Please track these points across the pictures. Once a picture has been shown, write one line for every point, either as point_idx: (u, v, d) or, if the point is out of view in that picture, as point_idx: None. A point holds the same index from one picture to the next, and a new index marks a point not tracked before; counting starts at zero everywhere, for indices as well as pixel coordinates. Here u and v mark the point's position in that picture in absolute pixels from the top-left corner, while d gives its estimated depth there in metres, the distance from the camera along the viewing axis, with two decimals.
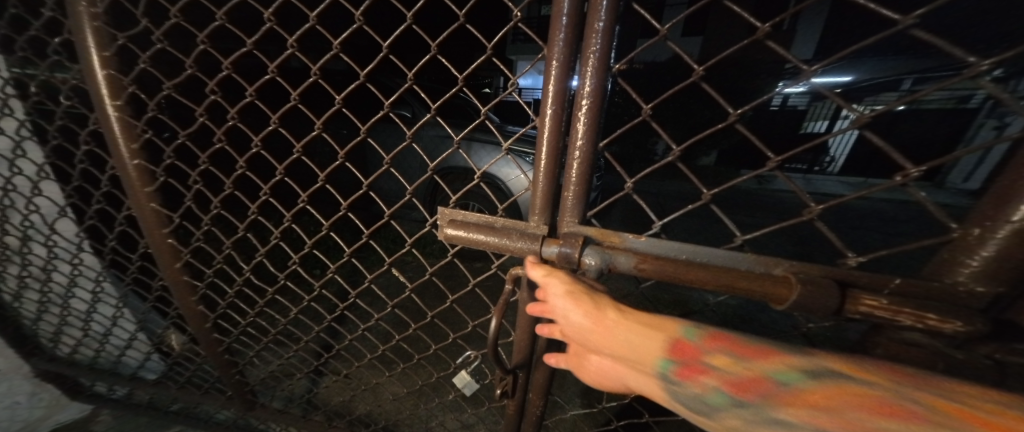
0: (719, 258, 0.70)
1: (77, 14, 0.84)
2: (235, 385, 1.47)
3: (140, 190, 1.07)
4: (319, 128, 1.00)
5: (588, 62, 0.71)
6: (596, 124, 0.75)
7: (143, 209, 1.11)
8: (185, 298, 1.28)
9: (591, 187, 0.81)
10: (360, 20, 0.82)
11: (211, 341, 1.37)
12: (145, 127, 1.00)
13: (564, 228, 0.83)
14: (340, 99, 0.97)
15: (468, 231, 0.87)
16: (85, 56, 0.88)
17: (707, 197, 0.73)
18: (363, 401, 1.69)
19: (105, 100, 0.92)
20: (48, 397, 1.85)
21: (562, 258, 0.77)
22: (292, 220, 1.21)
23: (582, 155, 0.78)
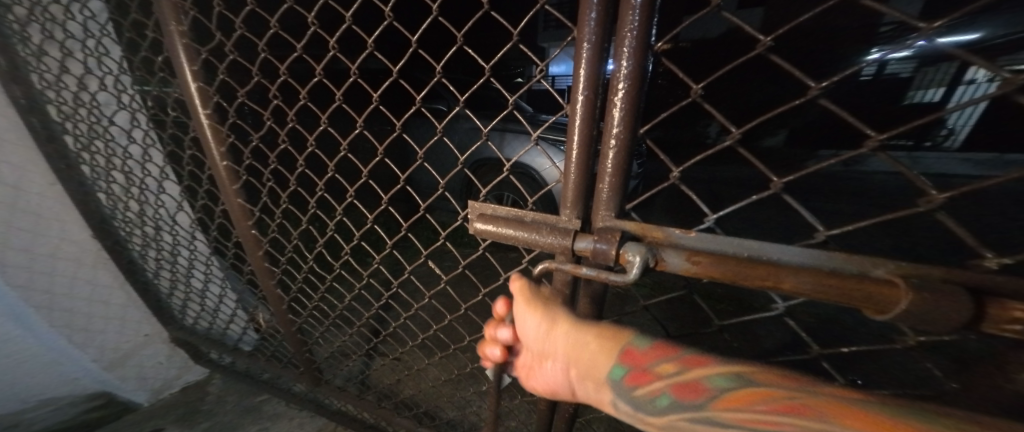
0: (783, 255, 0.59)
1: (170, 34, 1.01)
2: (304, 362, 1.64)
3: (229, 187, 1.25)
4: (359, 125, 1.05)
5: (622, 42, 0.61)
6: (634, 110, 0.66)
7: (232, 203, 1.30)
8: (266, 281, 1.46)
9: (630, 179, 0.73)
10: (389, 16, 0.83)
11: (285, 321, 1.54)
12: (229, 132, 1.17)
13: (599, 222, 0.77)
14: (376, 95, 1.00)
15: (497, 226, 0.82)
16: (181, 72, 1.05)
17: (776, 187, 0.57)
18: (409, 386, 1.81)
19: (199, 110, 1.10)
20: (179, 359, 2.34)
21: (597, 255, 0.70)
22: (342, 213, 1.30)
23: (619, 143, 0.70)
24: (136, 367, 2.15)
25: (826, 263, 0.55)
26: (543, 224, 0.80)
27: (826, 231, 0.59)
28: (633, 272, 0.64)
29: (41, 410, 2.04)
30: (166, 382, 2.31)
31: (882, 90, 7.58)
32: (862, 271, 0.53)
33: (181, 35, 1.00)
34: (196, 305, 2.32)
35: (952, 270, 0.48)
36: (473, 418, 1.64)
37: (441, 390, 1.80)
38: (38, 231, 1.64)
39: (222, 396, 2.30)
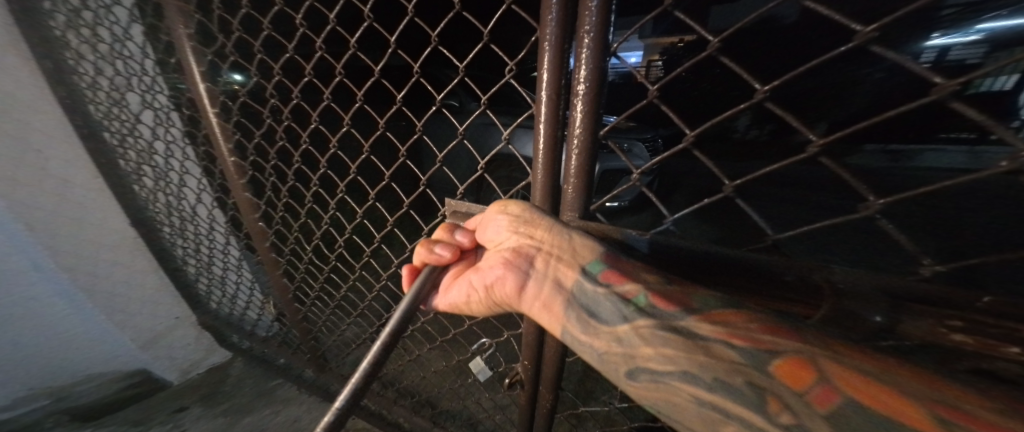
0: (717, 254, 0.70)
1: (180, 38, 1.14)
2: (310, 349, 1.74)
3: (236, 182, 1.36)
4: (346, 123, 1.13)
5: (580, 46, 0.67)
6: (593, 112, 0.72)
7: (239, 196, 1.41)
8: (273, 273, 1.55)
9: (592, 179, 0.79)
10: (368, 16, 0.86)
11: (292, 310, 1.64)
12: (234, 130, 1.29)
13: (566, 223, 0.85)
14: (360, 94, 1.08)
15: (469, 222, 0.95)
16: (191, 73, 1.19)
17: (728, 190, 0.66)
18: (412, 372, 1.90)
19: (209, 110, 1.23)
20: (205, 342, 2.52)
21: (557, 251, 0.81)
22: (337, 209, 1.35)
23: (581, 143, 0.75)
24: (168, 348, 2.34)
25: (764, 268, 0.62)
26: (511, 224, 0.87)
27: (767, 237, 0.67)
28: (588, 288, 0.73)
29: (85, 386, 2.24)
30: (193, 364, 2.50)
31: None
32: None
33: (188, 38, 1.14)
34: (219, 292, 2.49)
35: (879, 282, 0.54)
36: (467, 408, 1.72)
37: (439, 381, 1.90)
38: (84, 221, 1.81)
39: (242, 379, 2.49)
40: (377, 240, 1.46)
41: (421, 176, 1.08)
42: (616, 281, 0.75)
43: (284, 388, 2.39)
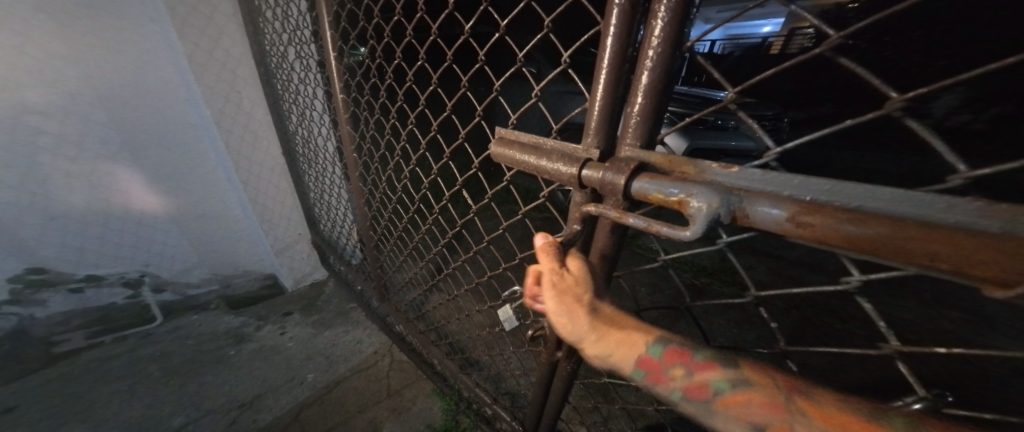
0: (864, 200, 0.43)
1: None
2: (376, 277, 1.95)
3: (343, 115, 1.62)
4: (420, 58, 1.21)
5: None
6: (684, 5, 0.55)
7: (343, 129, 1.66)
8: (358, 201, 1.79)
9: (666, 104, 0.63)
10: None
11: (368, 237, 1.86)
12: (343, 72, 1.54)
13: (623, 153, 0.68)
14: (434, 28, 1.14)
15: (512, 150, 0.85)
16: (323, 21, 1.46)
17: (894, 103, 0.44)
18: (457, 318, 2.09)
19: (331, 53, 1.49)
20: (312, 260, 3.08)
21: (604, 185, 0.64)
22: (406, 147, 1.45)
23: (657, 55, 0.59)
24: (288, 260, 2.90)
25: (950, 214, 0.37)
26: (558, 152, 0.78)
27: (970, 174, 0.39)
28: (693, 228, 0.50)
29: (239, 277, 3.01)
30: (300, 279, 3.06)
31: None
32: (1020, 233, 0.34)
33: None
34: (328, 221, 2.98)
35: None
36: (495, 363, 1.85)
37: (476, 332, 2.03)
38: (252, 143, 2.42)
39: (330, 297, 2.99)
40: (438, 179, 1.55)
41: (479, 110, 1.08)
42: (744, 219, 0.50)
43: (358, 312, 2.81)
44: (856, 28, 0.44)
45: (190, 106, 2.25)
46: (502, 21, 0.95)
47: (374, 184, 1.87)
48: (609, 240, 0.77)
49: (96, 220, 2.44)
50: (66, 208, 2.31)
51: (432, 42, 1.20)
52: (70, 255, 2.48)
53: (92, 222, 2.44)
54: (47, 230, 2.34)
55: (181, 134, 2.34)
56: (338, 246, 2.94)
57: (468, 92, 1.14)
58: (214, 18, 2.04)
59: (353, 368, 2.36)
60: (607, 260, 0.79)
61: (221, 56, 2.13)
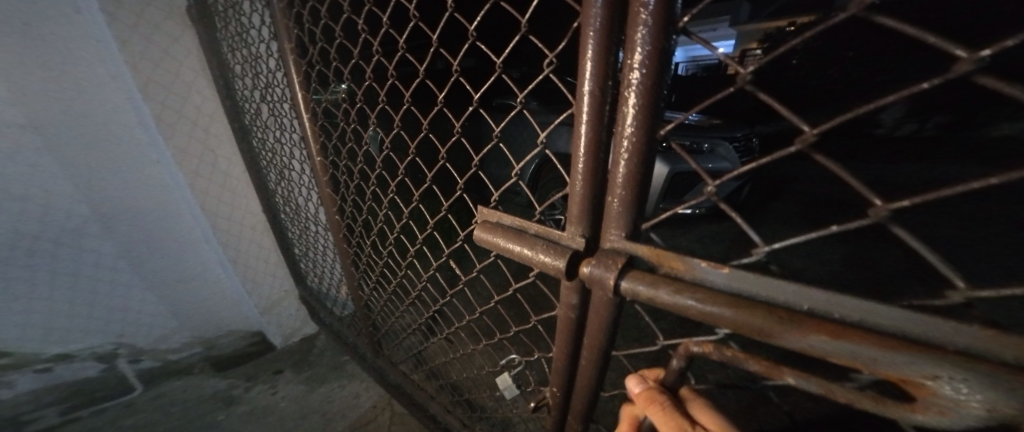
0: (851, 312, 0.55)
1: (287, 58, 1.45)
2: (369, 333, 1.94)
3: (321, 178, 1.64)
4: (395, 125, 1.22)
5: (634, 33, 0.65)
6: (649, 107, 0.69)
7: (323, 191, 1.67)
8: (344, 260, 1.79)
9: (641, 191, 0.76)
10: (434, 41, 1.05)
11: (357, 295, 1.86)
12: (319, 133, 1.56)
13: (608, 242, 0.82)
14: (407, 96, 1.16)
15: (500, 237, 0.96)
16: (294, 85, 1.50)
17: (879, 211, 0.49)
18: (458, 370, 2.07)
19: (304, 114, 1.52)
20: (302, 315, 3.00)
21: (595, 278, 0.79)
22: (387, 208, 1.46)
23: (630, 146, 0.73)
24: (276, 317, 2.83)
25: (957, 337, 0.48)
26: (544, 239, 0.91)
27: (967, 290, 0.47)
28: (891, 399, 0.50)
29: (224, 338, 2.88)
30: (291, 334, 3.00)
31: None
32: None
33: (291, 52, 1.44)
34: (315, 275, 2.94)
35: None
36: (502, 409, 1.84)
37: (481, 380, 2.04)
38: (233, 205, 2.40)
39: (323, 351, 2.89)
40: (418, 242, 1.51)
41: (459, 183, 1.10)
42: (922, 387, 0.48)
43: (354, 364, 2.73)
44: (825, 126, 0.53)
45: (163, 167, 2.22)
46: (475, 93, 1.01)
47: (359, 241, 1.86)
48: (605, 321, 0.85)
49: (62, 296, 2.30)
50: (26, 284, 2.17)
51: (406, 109, 1.21)
52: (36, 335, 2.31)
53: (58, 299, 2.29)
54: (8, 311, 2.18)
55: (155, 197, 2.29)
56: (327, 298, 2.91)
57: (446, 163, 1.15)
58: (180, 75, 2.03)
59: (352, 424, 2.27)
60: (602, 342, 0.88)
61: (191, 114, 2.11)
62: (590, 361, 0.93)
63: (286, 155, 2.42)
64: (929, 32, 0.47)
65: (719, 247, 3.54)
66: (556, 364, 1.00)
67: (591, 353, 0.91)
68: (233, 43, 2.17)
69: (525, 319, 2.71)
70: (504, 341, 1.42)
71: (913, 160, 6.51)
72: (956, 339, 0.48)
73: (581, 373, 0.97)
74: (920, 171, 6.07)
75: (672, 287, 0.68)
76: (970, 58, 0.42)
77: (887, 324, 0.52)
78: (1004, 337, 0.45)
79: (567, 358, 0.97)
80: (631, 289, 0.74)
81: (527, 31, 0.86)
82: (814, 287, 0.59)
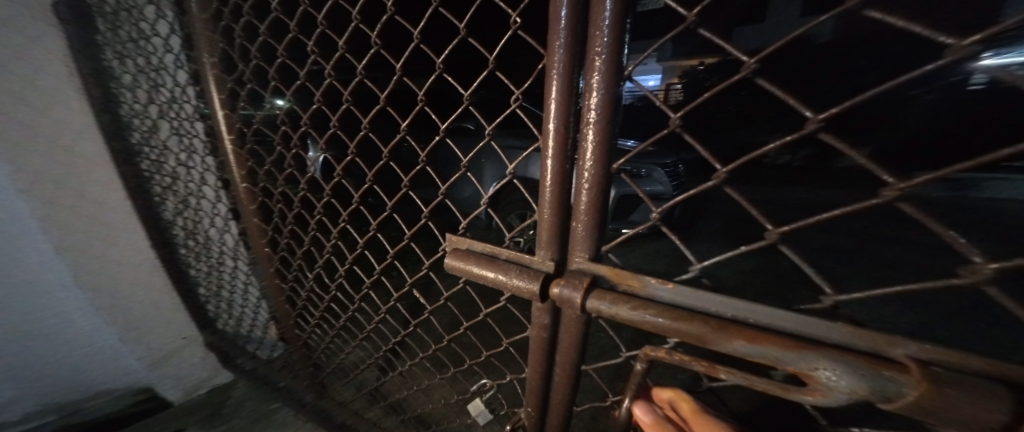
0: (766, 318, 0.68)
1: (206, 71, 1.29)
2: (309, 375, 1.78)
3: (248, 208, 1.47)
4: (349, 153, 1.13)
5: (591, 77, 0.73)
6: (606, 142, 0.76)
7: (250, 222, 1.50)
8: (277, 298, 1.63)
9: (602, 217, 0.83)
10: (398, 72, 0.97)
11: (293, 336, 1.71)
12: (248, 159, 1.40)
13: (574, 263, 0.88)
14: (365, 124, 1.08)
15: (470, 264, 0.97)
16: (214, 103, 1.33)
17: (773, 235, 0.65)
18: (422, 401, 1.97)
19: (226, 136, 1.36)
20: (211, 362, 2.57)
21: (564, 298, 0.84)
22: (336, 240, 1.34)
23: (590, 177, 0.79)
24: (175, 367, 2.39)
25: (836, 335, 0.62)
26: (515, 264, 0.94)
27: (834, 296, 0.63)
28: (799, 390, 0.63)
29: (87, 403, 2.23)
30: (199, 384, 2.56)
31: None
32: (878, 351, 0.59)
33: (213, 69, 1.28)
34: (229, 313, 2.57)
35: (983, 362, 0.52)
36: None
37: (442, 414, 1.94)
38: (112, 240, 1.92)
39: (243, 401, 2.51)
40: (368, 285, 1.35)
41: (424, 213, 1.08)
42: (815, 379, 0.61)
43: (283, 412, 2.40)
44: (733, 166, 0.69)
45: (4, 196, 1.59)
46: (441, 123, 0.98)
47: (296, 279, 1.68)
48: (575, 337, 0.90)
49: None
50: None
51: (363, 135, 1.14)
52: None
53: None
54: None
55: None
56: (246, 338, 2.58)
57: (410, 192, 1.12)
58: (33, 78, 1.58)
59: None
60: (575, 358, 0.93)
61: (48, 130, 1.65)
62: (563, 383, 0.97)
63: (194, 180, 2.09)
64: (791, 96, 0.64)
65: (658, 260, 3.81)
66: (530, 387, 1.03)
67: (563, 374, 0.96)
68: (119, 47, 1.83)
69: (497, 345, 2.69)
70: (473, 367, 1.41)
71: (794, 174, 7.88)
72: (835, 336, 0.62)
73: (557, 392, 1.00)
74: (799, 185, 7.36)
75: (632, 304, 0.77)
76: (816, 118, 0.58)
77: (791, 327, 0.66)
78: (864, 331, 0.60)
79: (545, 377, 1.01)
80: (595, 306, 0.81)
81: (495, 68, 0.87)
82: (738, 299, 0.71)
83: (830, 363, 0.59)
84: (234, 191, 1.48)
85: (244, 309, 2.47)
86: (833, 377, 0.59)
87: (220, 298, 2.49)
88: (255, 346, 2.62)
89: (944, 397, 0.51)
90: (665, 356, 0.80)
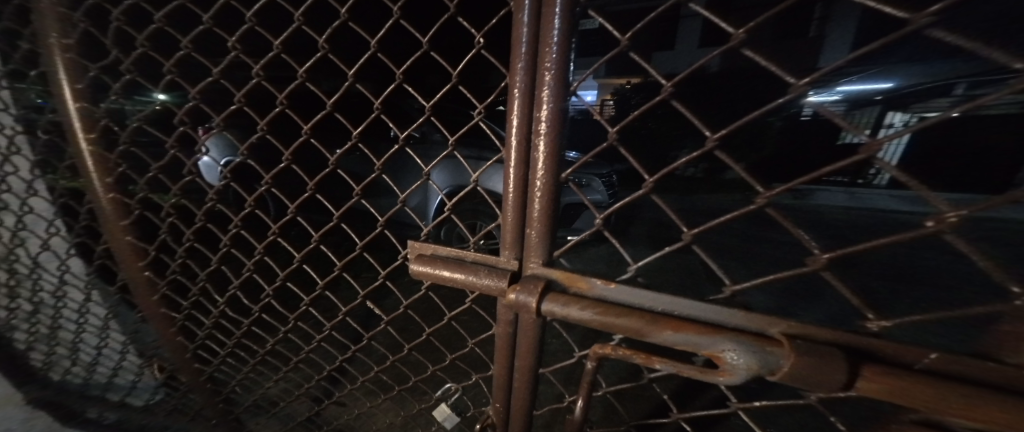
0: (683, 308, 0.62)
1: (50, 47, 0.99)
2: (218, 413, 1.56)
3: (116, 223, 1.17)
4: (284, 160, 0.93)
5: (543, 76, 0.65)
6: (554, 155, 0.69)
7: (119, 241, 1.20)
8: (165, 330, 1.35)
9: (556, 225, 0.74)
10: (350, 78, 0.84)
11: (191, 371, 1.44)
12: (117, 162, 1.13)
13: (528, 269, 0.77)
14: (306, 128, 0.90)
15: (437, 267, 0.82)
16: (59, 89, 1.04)
17: (687, 237, 0.63)
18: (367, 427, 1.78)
19: (80, 134, 1.07)
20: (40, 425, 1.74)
21: (520, 305, 0.72)
22: (261, 256, 1.11)
23: (543, 186, 0.71)
24: None
25: (730, 318, 0.58)
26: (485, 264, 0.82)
27: (733, 286, 0.60)
28: (721, 378, 0.56)
29: None
30: None
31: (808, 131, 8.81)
32: (760, 330, 0.55)
33: (62, 47, 0.99)
34: (67, 358, 1.83)
35: (848, 334, 0.49)
36: None
37: None
38: None
39: None
40: (306, 305, 1.17)
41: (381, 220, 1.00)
42: (721, 361, 0.55)
43: None
44: (658, 177, 0.68)
45: None
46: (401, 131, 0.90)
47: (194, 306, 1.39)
48: (533, 338, 0.83)
49: None
50: None
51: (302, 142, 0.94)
52: None
53: None
54: None
55: None
56: (107, 386, 1.88)
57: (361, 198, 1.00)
58: None
59: None
60: (530, 363, 0.86)
61: None
62: (524, 401, 0.91)
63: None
64: (697, 117, 0.68)
65: (600, 258, 3.92)
66: (495, 407, 0.97)
67: (526, 394, 0.91)
68: None
69: (464, 346, 2.42)
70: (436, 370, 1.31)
71: (711, 177, 8.95)
72: (732, 320, 0.58)
73: (514, 408, 0.94)
74: (717, 187, 8.34)
75: (581, 303, 0.67)
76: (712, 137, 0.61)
77: (699, 313, 0.60)
78: (751, 314, 0.56)
79: (502, 393, 0.95)
80: (555, 312, 0.69)
81: (459, 83, 0.82)
82: (663, 291, 0.64)
83: (733, 342, 0.54)
84: (92, 201, 1.16)
85: (99, 350, 1.80)
86: (736, 357, 0.53)
87: (55, 342, 1.74)
88: (122, 393, 1.91)
89: (813, 365, 0.47)
90: (610, 352, 0.72)
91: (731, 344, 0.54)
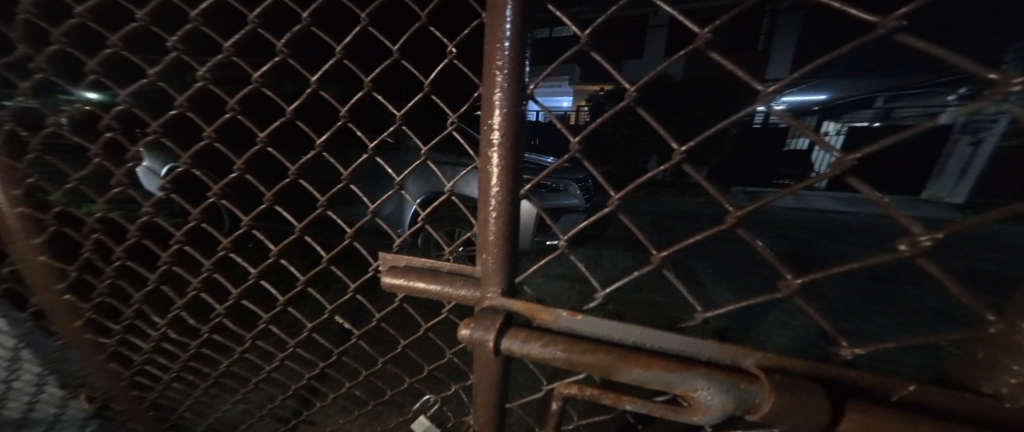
0: (657, 341, 0.60)
1: None
2: None
3: (26, 241, 1.12)
4: (235, 168, 0.88)
5: (495, 78, 0.59)
6: (510, 165, 0.62)
7: (30, 261, 1.15)
8: (92, 355, 1.32)
9: (511, 248, 0.67)
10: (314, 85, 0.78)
11: (128, 398, 1.43)
12: (27, 175, 1.08)
13: (487, 298, 0.70)
14: (262, 134, 0.84)
15: (410, 278, 0.78)
16: None
17: (657, 259, 0.61)
18: None
19: None
20: None
21: (475, 341, 0.66)
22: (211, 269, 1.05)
23: (496, 203, 0.64)
24: None
25: (705, 351, 0.56)
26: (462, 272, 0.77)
27: (704, 313, 0.59)
28: (695, 418, 0.53)
29: None
30: None
31: (768, 137, 9.41)
32: (736, 363, 0.54)
33: None
34: None
35: (820, 364, 0.49)
36: None
37: None
38: None
39: None
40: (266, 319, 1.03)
41: (349, 233, 0.92)
42: (694, 400, 0.52)
43: None
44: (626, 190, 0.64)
45: None
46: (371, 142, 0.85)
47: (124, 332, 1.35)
48: (495, 376, 0.74)
49: None
50: None
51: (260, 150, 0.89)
52: None
53: None
54: None
55: None
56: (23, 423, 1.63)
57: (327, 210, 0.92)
58: None
59: None
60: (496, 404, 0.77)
61: None
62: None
63: None
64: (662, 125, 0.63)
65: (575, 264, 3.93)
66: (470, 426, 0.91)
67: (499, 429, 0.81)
68: None
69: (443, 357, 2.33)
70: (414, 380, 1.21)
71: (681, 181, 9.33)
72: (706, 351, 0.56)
73: None
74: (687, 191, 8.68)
75: (543, 340, 0.62)
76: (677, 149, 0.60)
77: (670, 346, 0.59)
78: (725, 345, 0.55)
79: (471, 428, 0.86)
80: (514, 348, 0.64)
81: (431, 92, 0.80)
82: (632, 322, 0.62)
83: (705, 379, 0.51)
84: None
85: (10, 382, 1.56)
86: (708, 396, 0.51)
87: None
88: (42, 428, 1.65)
89: (792, 406, 0.45)
90: (576, 392, 0.66)
91: (704, 381, 0.51)
